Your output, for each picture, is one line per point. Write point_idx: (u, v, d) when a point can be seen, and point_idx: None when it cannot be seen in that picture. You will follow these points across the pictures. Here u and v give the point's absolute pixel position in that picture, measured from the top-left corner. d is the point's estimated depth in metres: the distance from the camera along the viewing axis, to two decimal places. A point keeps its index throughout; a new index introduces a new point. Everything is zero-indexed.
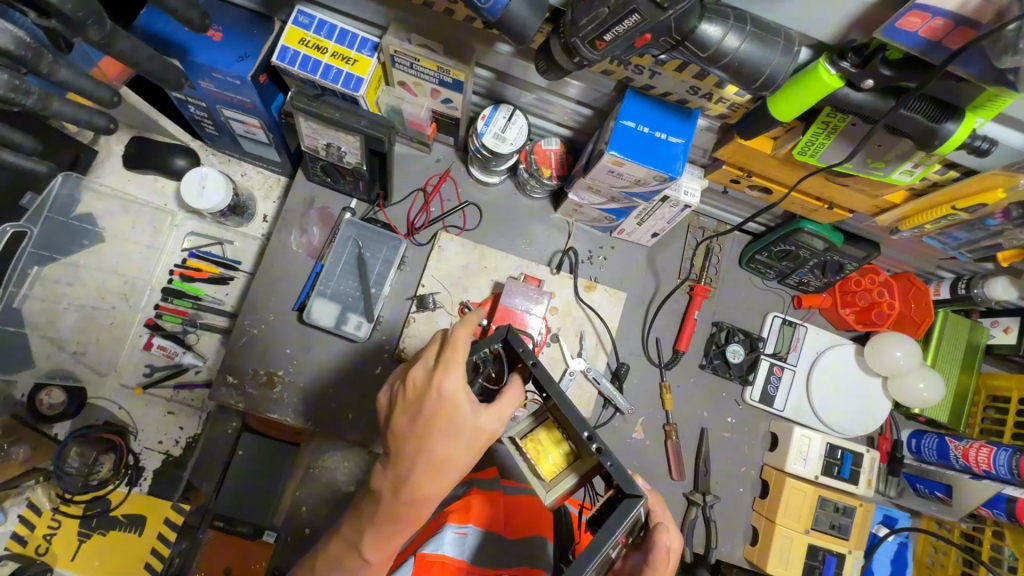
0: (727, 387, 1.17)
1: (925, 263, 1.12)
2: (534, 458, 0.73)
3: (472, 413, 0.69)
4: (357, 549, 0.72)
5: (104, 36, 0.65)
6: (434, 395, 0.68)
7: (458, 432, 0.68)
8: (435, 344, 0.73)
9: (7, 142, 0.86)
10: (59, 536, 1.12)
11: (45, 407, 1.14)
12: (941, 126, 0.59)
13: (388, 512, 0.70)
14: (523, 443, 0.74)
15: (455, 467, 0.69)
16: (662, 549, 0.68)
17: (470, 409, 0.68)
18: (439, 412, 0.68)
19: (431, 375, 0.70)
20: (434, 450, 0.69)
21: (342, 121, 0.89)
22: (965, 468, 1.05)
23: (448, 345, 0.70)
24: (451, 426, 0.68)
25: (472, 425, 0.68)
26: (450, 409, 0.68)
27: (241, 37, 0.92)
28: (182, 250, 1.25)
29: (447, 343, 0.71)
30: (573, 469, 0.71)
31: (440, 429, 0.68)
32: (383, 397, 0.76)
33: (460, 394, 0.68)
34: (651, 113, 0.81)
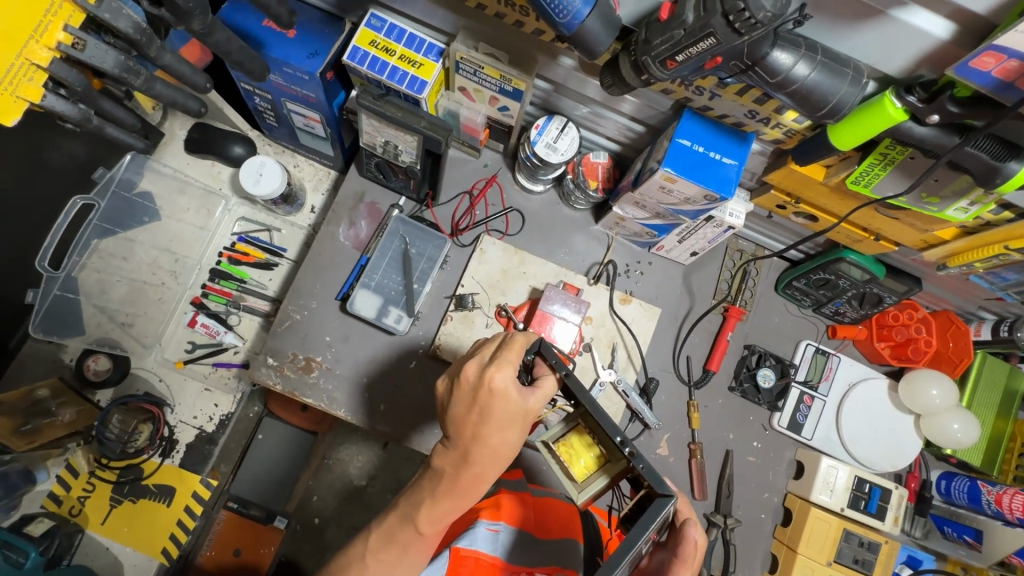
0: (755, 411, 1.17)
1: (967, 302, 1.10)
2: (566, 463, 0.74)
3: (522, 403, 0.72)
4: (394, 535, 0.74)
5: (205, 27, 0.69)
6: (485, 389, 0.70)
7: (509, 421, 0.72)
8: (491, 342, 0.76)
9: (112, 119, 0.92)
10: (92, 499, 1.16)
11: (91, 372, 1.18)
12: (1004, 164, 0.60)
13: (438, 498, 0.73)
14: (557, 446, 0.75)
15: (509, 450, 0.73)
16: (689, 542, 0.72)
17: (520, 399, 0.72)
18: (490, 403, 0.71)
19: (484, 370, 0.72)
20: (485, 439, 0.72)
21: (402, 121, 0.93)
22: (997, 514, 1.03)
23: (505, 344, 0.74)
24: (502, 416, 0.71)
25: (522, 414, 0.72)
26: (502, 401, 0.71)
27: (314, 36, 0.96)
28: (232, 234, 1.29)
29: (502, 342, 0.75)
30: (603, 471, 0.73)
31: (493, 420, 0.71)
32: (440, 385, 0.78)
33: (513, 387, 0.71)
34: (707, 134, 0.83)
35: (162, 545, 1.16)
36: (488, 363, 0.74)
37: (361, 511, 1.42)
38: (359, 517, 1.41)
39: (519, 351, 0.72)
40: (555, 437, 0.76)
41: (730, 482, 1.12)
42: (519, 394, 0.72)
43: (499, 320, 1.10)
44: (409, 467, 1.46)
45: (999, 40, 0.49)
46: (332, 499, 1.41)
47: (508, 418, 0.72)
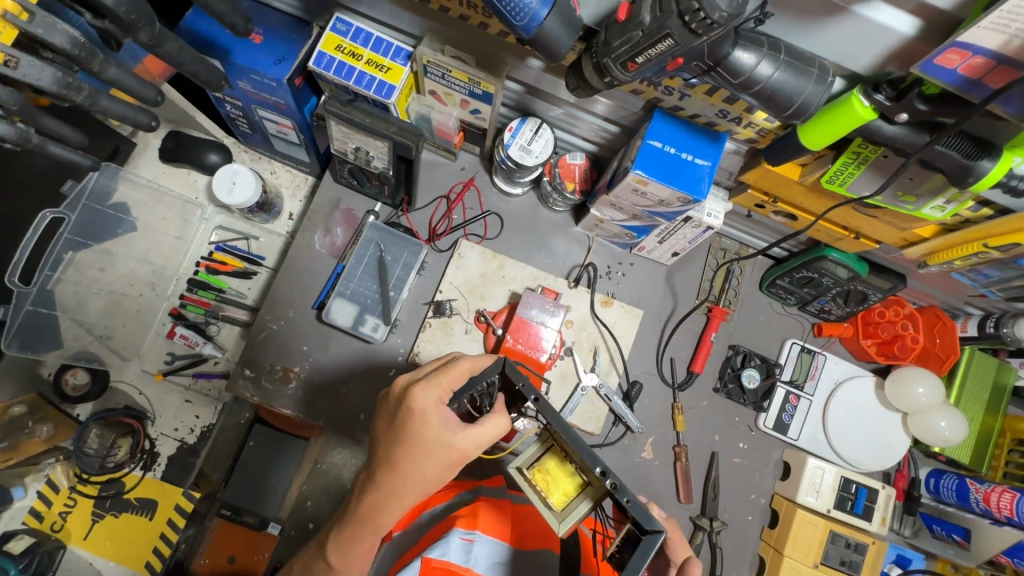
0: (741, 412, 1.15)
1: (954, 298, 1.09)
2: (541, 491, 0.72)
3: (444, 433, 0.71)
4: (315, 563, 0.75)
5: (153, 37, 0.67)
6: (406, 405, 0.72)
7: (424, 452, 0.71)
8: (436, 366, 0.78)
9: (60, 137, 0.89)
10: (74, 514, 1.15)
11: (70, 386, 1.18)
12: (976, 163, 0.58)
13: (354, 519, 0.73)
14: (531, 474, 0.74)
15: (422, 483, 0.72)
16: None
17: (441, 427, 0.71)
18: (407, 424, 0.72)
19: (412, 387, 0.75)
20: (397, 464, 0.72)
21: (371, 127, 0.91)
22: (985, 513, 1.02)
23: (446, 368, 0.75)
24: (417, 443, 0.71)
25: (442, 444, 0.71)
26: (418, 423, 0.71)
27: (281, 41, 0.94)
28: (209, 243, 1.27)
29: (446, 365, 0.76)
30: (584, 496, 0.71)
31: (407, 441, 0.71)
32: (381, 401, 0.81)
33: (433, 411, 0.71)
34: (679, 135, 0.81)
35: (146, 559, 1.16)
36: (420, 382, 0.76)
37: None
38: None
39: (451, 378, 0.73)
40: (529, 462, 0.74)
41: (716, 484, 1.11)
42: (441, 421, 0.71)
43: (478, 326, 1.08)
44: None
45: (963, 37, 0.47)
46: None
47: (427, 446, 0.71)
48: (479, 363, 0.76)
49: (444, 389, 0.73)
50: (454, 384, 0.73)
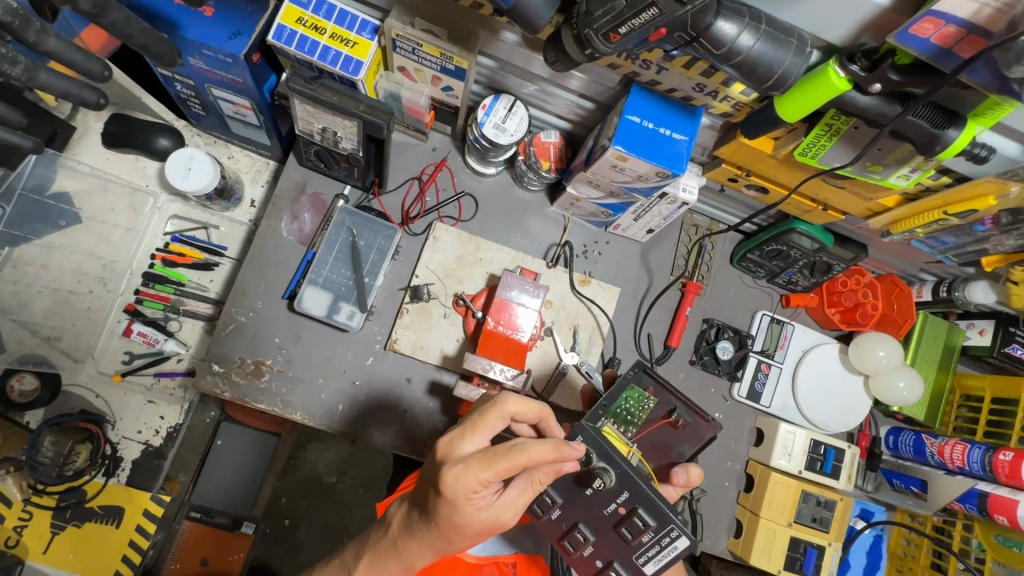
0: (716, 383, 1.19)
1: (910, 265, 1.15)
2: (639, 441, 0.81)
3: (483, 507, 0.68)
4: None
5: (95, 5, 0.61)
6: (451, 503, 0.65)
7: (488, 528, 0.69)
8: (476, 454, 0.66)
9: None
10: (30, 528, 1.08)
11: (16, 393, 1.08)
12: (943, 132, 0.60)
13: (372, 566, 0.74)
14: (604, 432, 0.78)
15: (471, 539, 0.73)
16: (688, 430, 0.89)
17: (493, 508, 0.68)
18: (437, 501, 0.67)
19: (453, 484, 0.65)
20: (438, 535, 0.70)
21: (339, 105, 0.87)
22: (940, 465, 1.10)
23: (493, 457, 0.65)
24: (454, 523, 0.67)
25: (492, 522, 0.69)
26: (451, 504, 0.66)
27: (234, 13, 0.88)
28: (164, 234, 1.19)
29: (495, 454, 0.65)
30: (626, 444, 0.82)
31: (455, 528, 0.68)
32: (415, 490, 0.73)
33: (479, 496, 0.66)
34: (656, 110, 0.81)
35: (114, 567, 1.10)
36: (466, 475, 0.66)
37: (332, 509, 1.39)
38: (331, 515, 1.38)
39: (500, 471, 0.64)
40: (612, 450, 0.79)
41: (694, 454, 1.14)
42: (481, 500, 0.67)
43: (457, 310, 1.07)
44: (381, 460, 1.44)
45: (938, 6, 0.49)
46: (300, 499, 1.37)
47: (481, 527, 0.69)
48: (543, 454, 0.65)
49: (482, 475, 0.65)
50: (499, 472, 0.65)
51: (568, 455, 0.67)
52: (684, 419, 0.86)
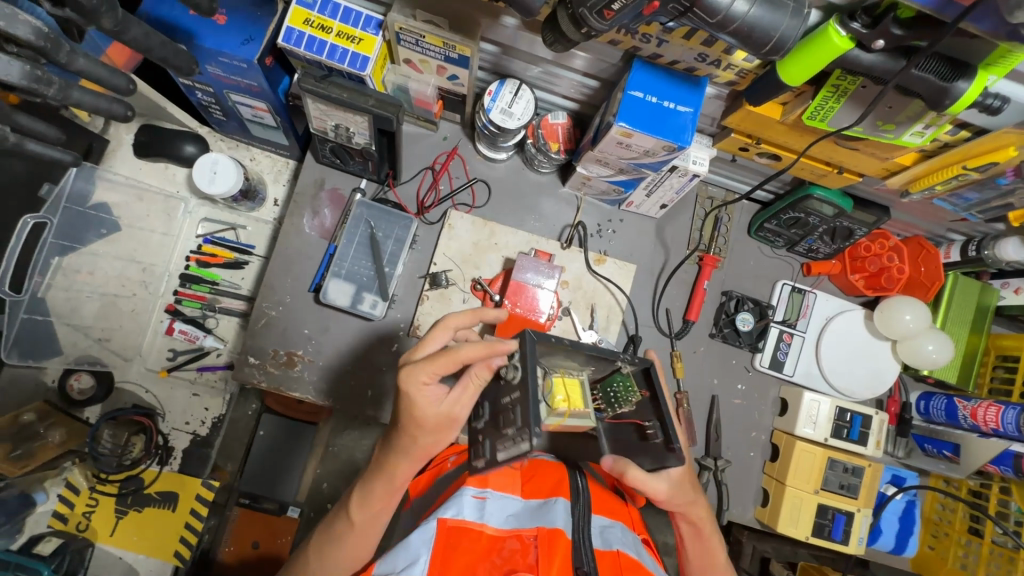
0: (737, 354, 1.19)
1: (936, 226, 1.11)
2: (579, 409, 0.75)
3: (435, 404, 0.76)
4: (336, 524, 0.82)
5: (117, 23, 0.64)
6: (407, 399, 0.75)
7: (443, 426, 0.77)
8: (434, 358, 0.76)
9: (32, 133, 0.86)
10: (97, 513, 1.17)
11: (76, 391, 1.19)
12: (952, 84, 0.59)
13: (373, 498, 0.80)
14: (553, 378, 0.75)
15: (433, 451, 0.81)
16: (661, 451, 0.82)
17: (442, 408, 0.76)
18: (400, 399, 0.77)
19: (411, 382, 0.75)
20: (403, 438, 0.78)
21: (349, 101, 0.90)
22: (973, 428, 1.07)
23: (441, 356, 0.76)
24: (414, 417, 0.76)
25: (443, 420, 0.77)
26: (408, 401, 0.76)
27: (246, 20, 0.92)
28: (196, 236, 1.26)
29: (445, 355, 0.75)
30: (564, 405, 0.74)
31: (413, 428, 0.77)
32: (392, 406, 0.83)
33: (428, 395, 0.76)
34: (660, 84, 0.81)
35: (173, 549, 1.19)
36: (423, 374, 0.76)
37: None
38: None
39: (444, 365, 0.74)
40: (546, 403, 0.73)
41: (718, 426, 1.15)
42: (433, 394, 0.77)
43: (475, 295, 1.10)
44: None
45: None
46: None
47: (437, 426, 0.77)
48: (478, 350, 0.75)
49: (432, 367, 0.75)
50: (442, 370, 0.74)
51: (500, 351, 0.76)
52: (654, 432, 0.80)
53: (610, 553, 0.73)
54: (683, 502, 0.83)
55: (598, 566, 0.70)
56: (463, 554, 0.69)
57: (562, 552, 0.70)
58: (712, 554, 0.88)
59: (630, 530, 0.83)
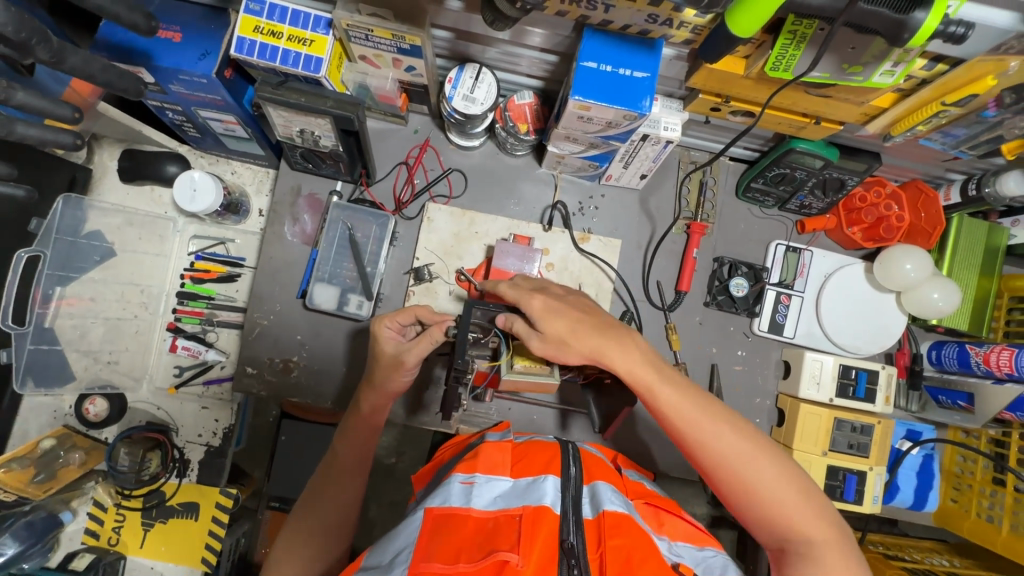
0: (735, 320, 1.16)
1: (934, 168, 1.05)
2: (533, 368, 0.82)
3: (392, 343, 0.91)
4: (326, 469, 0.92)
5: (54, 54, 0.65)
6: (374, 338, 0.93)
7: (393, 365, 0.90)
8: (404, 312, 0.92)
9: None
10: (125, 528, 1.23)
11: (91, 415, 1.22)
12: (909, 16, 0.54)
13: (349, 437, 0.92)
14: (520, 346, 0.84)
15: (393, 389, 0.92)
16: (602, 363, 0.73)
17: (394, 347, 0.91)
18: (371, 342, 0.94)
19: (389, 336, 0.91)
20: (370, 372, 0.93)
21: (307, 105, 0.89)
22: (987, 374, 1.03)
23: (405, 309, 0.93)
24: (377, 352, 0.92)
25: (395, 358, 0.90)
26: (377, 355, 0.91)
27: (200, 35, 0.92)
28: (189, 253, 1.28)
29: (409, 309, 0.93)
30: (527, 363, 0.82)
31: (379, 366, 0.91)
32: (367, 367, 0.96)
33: (390, 339, 0.92)
34: (613, 51, 0.78)
35: (200, 555, 1.24)
36: (394, 331, 0.92)
37: (389, 486, 1.47)
38: (396, 490, 1.48)
39: (406, 313, 0.92)
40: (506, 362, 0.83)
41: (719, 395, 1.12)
42: (394, 336, 0.92)
43: (460, 285, 1.10)
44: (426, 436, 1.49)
45: None
46: None
47: (392, 365, 0.90)
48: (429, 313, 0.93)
49: (395, 318, 0.93)
50: (404, 317, 0.93)
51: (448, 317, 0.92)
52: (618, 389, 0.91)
53: (596, 518, 0.73)
54: (644, 372, 0.71)
55: (585, 538, 0.71)
56: (450, 535, 0.69)
57: (547, 529, 0.69)
58: (725, 452, 0.68)
59: (622, 492, 0.81)
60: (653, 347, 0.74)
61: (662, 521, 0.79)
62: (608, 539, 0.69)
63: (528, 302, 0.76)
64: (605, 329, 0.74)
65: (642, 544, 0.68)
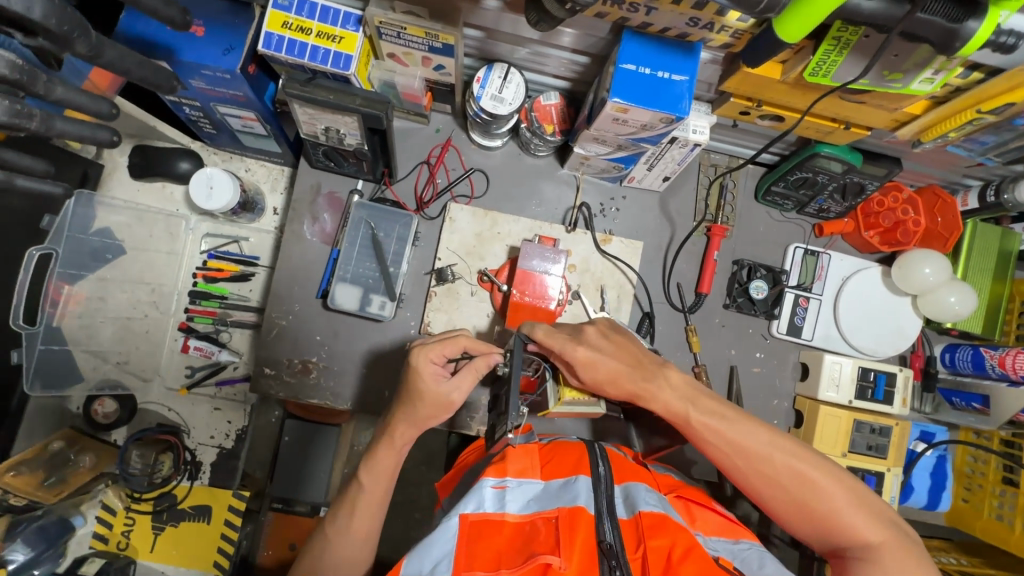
0: (753, 323, 1.17)
1: (951, 173, 1.07)
2: (581, 399, 0.92)
3: (436, 381, 0.85)
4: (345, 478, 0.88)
5: (92, 47, 0.63)
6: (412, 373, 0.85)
7: (440, 404, 0.85)
8: (449, 344, 0.86)
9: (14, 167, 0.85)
10: (135, 531, 1.21)
11: (101, 415, 1.22)
12: (962, 25, 0.56)
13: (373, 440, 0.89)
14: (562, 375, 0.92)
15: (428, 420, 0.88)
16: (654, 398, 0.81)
17: (438, 384, 0.84)
18: (409, 374, 0.86)
19: (432, 373, 0.85)
20: (408, 405, 0.86)
21: (337, 103, 0.88)
22: (1002, 376, 1.05)
23: (447, 340, 0.86)
24: (418, 389, 0.85)
25: (440, 397, 0.84)
26: (420, 391, 0.84)
27: (225, 30, 0.90)
28: (201, 252, 1.26)
29: (452, 340, 0.87)
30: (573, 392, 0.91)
31: (421, 403, 0.85)
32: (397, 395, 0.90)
33: (432, 375, 0.85)
34: (651, 53, 0.78)
35: (213, 559, 1.21)
36: (436, 365, 0.86)
37: (401, 488, 1.46)
38: (407, 492, 1.46)
39: (450, 347, 0.86)
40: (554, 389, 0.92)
41: (739, 396, 1.13)
42: (437, 372, 0.86)
43: (483, 286, 1.10)
44: (438, 437, 1.48)
45: None
46: None
47: (438, 404, 0.85)
48: (473, 344, 0.87)
49: (440, 349, 0.86)
50: (446, 350, 0.86)
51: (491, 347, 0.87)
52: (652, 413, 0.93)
53: (633, 518, 0.72)
54: (681, 404, 0.79)
55: (621, 538, 0.71)
56: (489, 546, 0.69)
57: (584, 529, 0.70)
58: (774, 465, 0.74)
59: (654, 489, 0.80)
60: (688, 379, 0.82)
61: (694, 515, 0.78)
62: (648, 540, 0.69)
63: (573, 351, 0.81)
64: (639, 367, 0.83)
65: (682, 540, 0.69)
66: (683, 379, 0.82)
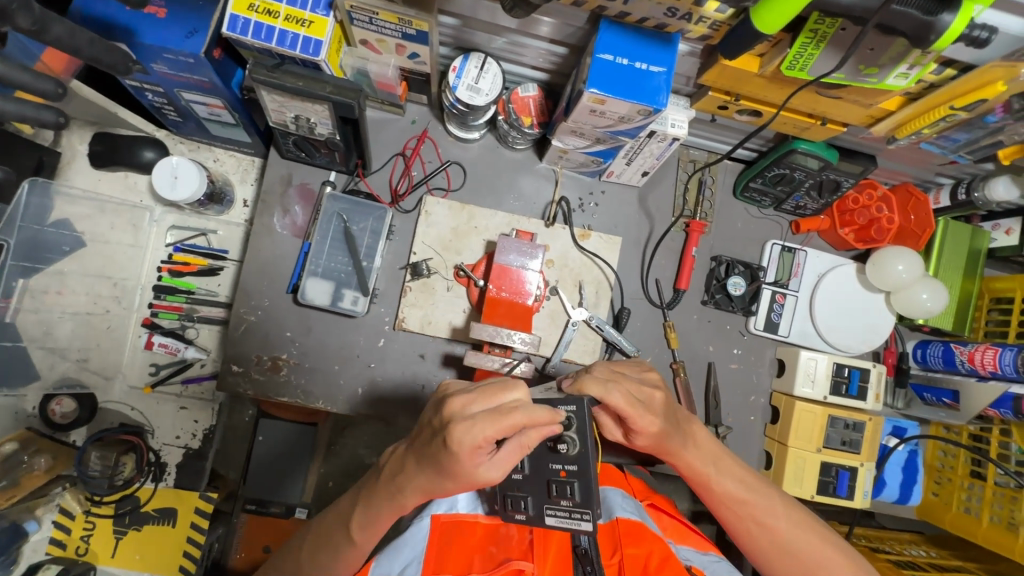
0: (731, 319, 1.17)
1: (924, 171, 1.09)
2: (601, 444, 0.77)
3: (475, 463, 0.58)
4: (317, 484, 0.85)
5: (35, 22, 0.60)
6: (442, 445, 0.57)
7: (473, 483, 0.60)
8: (497, 411, 0.57)
9: None
10: (95, 535, 1.16)
11: (58, 415, 1.14)
12: (936, 18, 0.55)
13: None
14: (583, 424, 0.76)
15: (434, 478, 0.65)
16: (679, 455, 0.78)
17: (476, 465, 0.58)
18: (438, 446, 0.58)
19: (470, 455, 0.57)
20: (428, 473, 0.61)
21: (306, 90, 0.85)
22: (971, 372, 1.06)
23: (500, 409, 0.57)
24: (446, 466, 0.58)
25: (474, 478, 0.59)
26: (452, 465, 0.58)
27: (187, 11, 0.86)
28: (166, 245, 1.21)
29: (501, 405, 0.58)
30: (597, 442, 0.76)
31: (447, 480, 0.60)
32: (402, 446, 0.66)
33: (471, 456, 0.57)
34: (629, 44, 0.77)
35: (178, 563, 1.17)
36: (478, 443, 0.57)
37: None
38: None
39: (502, 421, 0.57)
40: None
41: (716, 392, 1.13)
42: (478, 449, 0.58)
43: (459, 281, 1.07)
44: None
45: None
46: None
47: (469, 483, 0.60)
48: (538, 417, 0.58)
49: (491, 425, 0.56)
50: (498, 424, 0.57)
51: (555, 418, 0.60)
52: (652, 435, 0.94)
53: (610, 523, 0.71)
54: (705, 467, 0.78)
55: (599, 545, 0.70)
56: (461, 549, 0.67)
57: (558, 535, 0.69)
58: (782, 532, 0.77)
59: (631, 496, 0.78)
60: (710, 438, 0.80)
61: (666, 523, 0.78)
62: (625, 548, 0.68)
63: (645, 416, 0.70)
64: (680, 430, 0.76)
65: (658, 550, 0.67)
66: (707, 439, 0.80)
